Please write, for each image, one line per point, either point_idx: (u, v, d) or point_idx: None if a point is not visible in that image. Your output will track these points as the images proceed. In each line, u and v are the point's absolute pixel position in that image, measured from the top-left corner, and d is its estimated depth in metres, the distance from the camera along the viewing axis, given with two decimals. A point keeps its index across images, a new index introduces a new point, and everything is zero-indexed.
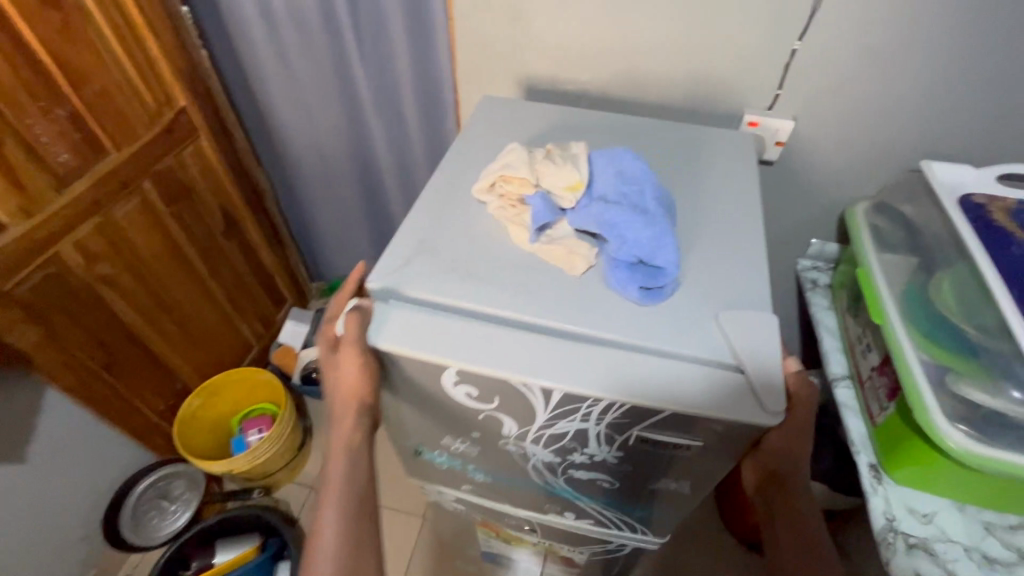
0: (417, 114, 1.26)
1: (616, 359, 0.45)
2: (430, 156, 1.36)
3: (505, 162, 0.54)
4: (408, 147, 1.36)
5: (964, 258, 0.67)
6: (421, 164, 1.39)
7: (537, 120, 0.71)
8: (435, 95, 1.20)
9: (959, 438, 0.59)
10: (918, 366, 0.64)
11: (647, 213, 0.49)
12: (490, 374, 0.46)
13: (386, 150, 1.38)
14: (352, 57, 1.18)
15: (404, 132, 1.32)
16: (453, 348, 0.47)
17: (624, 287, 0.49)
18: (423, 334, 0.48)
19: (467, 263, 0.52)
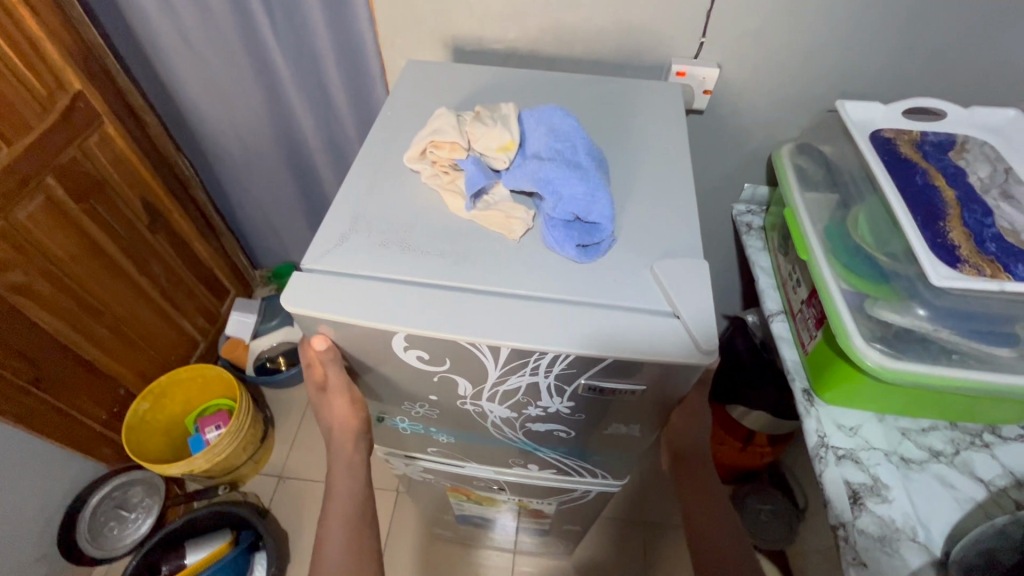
0: (343, 80, 1.20)
1: (558, 315, 0.46)
2: (363, 127, 1.30)
3: (435, 127, 0.52)
4: (337, 119, 1.30)
5: (878, 189, 0.72)
6: (354, 136, 1.34)
7: (466, 83, 0.69)
8: (360, 62, 1.15)
9: (876, 355, 0.64)
10: (839, 295, 0.69)
11: (581, 170, 0.50)
12: (437, 338, 0.46)
13: (314, 121, 1.30)
14: (266, 23, 1.10)
15: (329, 99, 1.25)
16: (396, 316, 0.46)
17: (561, 245, 0.50)
18: (365, 300, 0.47)
19: (401, 235, 0.51)
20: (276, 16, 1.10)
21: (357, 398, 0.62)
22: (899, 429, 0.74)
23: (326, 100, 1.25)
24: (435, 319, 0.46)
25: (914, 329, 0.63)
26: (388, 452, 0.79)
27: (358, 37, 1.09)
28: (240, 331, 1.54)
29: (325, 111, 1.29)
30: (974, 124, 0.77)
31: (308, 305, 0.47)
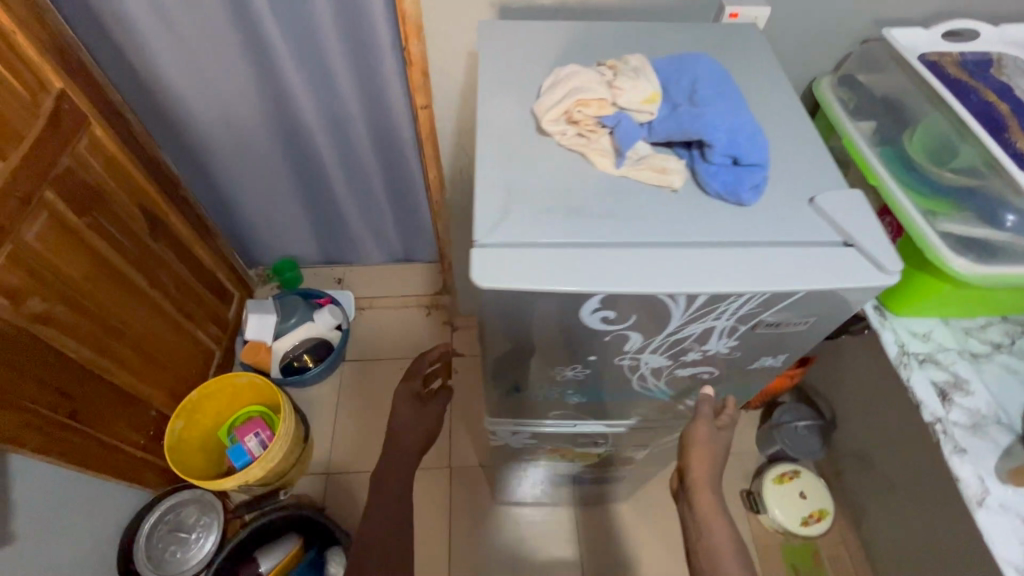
0: (349, 50, 1.12)
1: (744, 257, 0.47)
2: (370, 100, 1.23)
3: (575, 88, 0.52)
4: (342, 94, 1.22)
5: (939, 106, 0.77)
6: (359, 112, 1.27)
7: (549, 41, 0.67)
8: (368, 25, 1.07)
9: (959, 262, 0.70)
10: (914, 212, 0.75)
11: (734, 113, 0.50)
12: (635, 295, 0.46)
13: (316, 98, 1.23)
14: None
15: (333, 72, 1.17)
16: (589, 279, 0.46)
17: (724, 190, 0.50)
18: (553, 269, 0.46)
19: (561, 198, 0.50)
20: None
21: (498, 374, 0.62)
22: (964, 329, 0.81)
23: (329, 72, 1.18)
24: (630, 278, 0.46)
25: (995, 239, 0.70)
26: (497, 425, 0.80)
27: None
28: (260, 332, 1.47)
29: (328, 86, 1.21)
30: (1005, 40, 0.82)
31: (495, 277, 0.46)
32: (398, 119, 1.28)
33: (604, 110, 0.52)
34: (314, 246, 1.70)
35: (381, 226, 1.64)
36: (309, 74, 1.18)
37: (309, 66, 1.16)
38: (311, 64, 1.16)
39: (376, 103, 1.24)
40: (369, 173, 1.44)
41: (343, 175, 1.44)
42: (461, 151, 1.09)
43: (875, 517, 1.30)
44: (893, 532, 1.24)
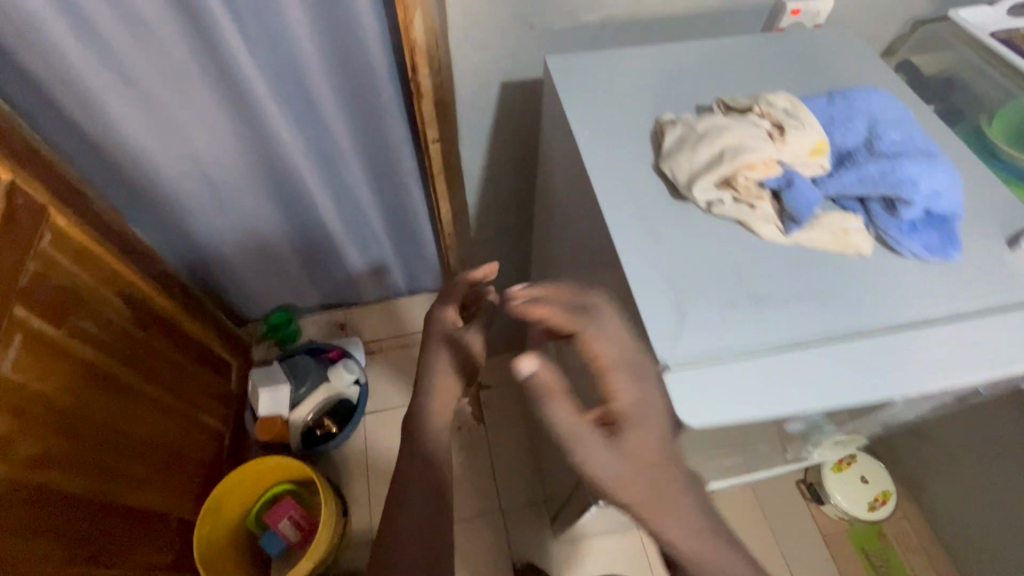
0: (340, 85, 0.99)
1: (972, 336, 0.40)
2: (367, 136, 1.10)
3: (728, 151, 0.43)
4: (336, 136, 1.08)
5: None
6: (352, 149, 1.13)
7: (639, 77, 0.57)
8: (364, 60, 0.94)
9: None
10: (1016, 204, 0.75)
11: (930, 156, 0.41)
12: (862, 403, 0.38)
13: (302, 141, 1.08)
14: (236, 37, 0.85)
15: (321, 110, 1.03)
16: (807, 394, 0.38)
17: (926, 251, 0.42)
18: (760, 385, 0.38)
19: (739, 288, 0.41)
20: (249, 25, 0.86)
21: None
22: None
23: (320, 114, 1.03)
24: (851, 382, 0.38)
25: None
26: None
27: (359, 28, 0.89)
28: (276, 406, 1.32)
29: (318, 129, 1.07)
30: None
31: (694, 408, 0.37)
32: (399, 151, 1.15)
33: (769, 172, 0.43)
34: (312, 294, 1.55)
35: (385, 264, 1.50)
36: (297, 118, 1.04)
37: (297, 111, 1.02)
38: (299, 109, 1.02)
39: (374, 141, 1.11)
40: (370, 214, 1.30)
41: (340, 219, 1.30)
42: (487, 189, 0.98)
43: (935, 490, 1.30)
44: (956, 507, 1.25)
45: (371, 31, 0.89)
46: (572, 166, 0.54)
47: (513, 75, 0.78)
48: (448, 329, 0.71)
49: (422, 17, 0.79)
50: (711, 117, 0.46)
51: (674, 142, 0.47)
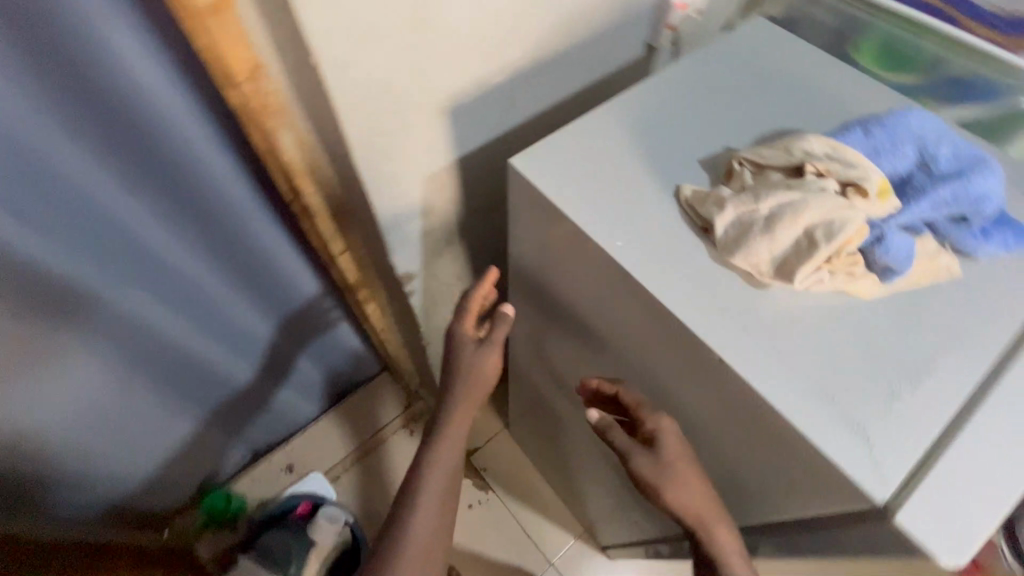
0: (196, 236, 0.77)
1: None
2: (250, 277, 0.89)
3: (814, 228, 0.38)
4: (211, 287, 0.86)
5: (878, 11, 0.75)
6: (236, 293, 0.91)
7: (629, 147, 0.49)
8: (215, 197, 0.73)
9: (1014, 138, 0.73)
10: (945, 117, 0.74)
11: (982, 161, 0.40)
12: None
13: (166, 309, 0.85)
14: (21, 230, 0.62)
15: (179, 268, 0.80)
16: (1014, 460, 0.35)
17: (1006, 248, 0.41)
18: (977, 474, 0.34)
19: (885, 371, 0.37)
20: (37, 212, 0.61)
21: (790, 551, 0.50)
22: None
23: (181, 272, 0.81)
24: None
25: None
26: None
27: (202, 170, 0.68)
28: None
29: (186, 289, 0.84)
30: None
31: (936, 539, 0.33)
32: (294, 280, 0.95)
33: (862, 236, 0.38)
34: (243, 451, 1.29)
35: (316, 385, 1.27)
36: (152, 288, 0.80)
37: (149, 281, 0.79)
38: (150, 276, 0.78)
39: (261, 275, 0.89)
40: (283, 347, 1.08)
41: (248, 368, 1.06)
42: (431, 281, 0.84)
43: None
44: None
45: (216, 161, 0.68)
46: (612, 282, 0.46)
47: (435, 163, 0.65)
48: (461, 344, 0.64)
49: (289, 132, 0.61)
50: (763, 189, 0.41)
51: (735, 229, 0.40)
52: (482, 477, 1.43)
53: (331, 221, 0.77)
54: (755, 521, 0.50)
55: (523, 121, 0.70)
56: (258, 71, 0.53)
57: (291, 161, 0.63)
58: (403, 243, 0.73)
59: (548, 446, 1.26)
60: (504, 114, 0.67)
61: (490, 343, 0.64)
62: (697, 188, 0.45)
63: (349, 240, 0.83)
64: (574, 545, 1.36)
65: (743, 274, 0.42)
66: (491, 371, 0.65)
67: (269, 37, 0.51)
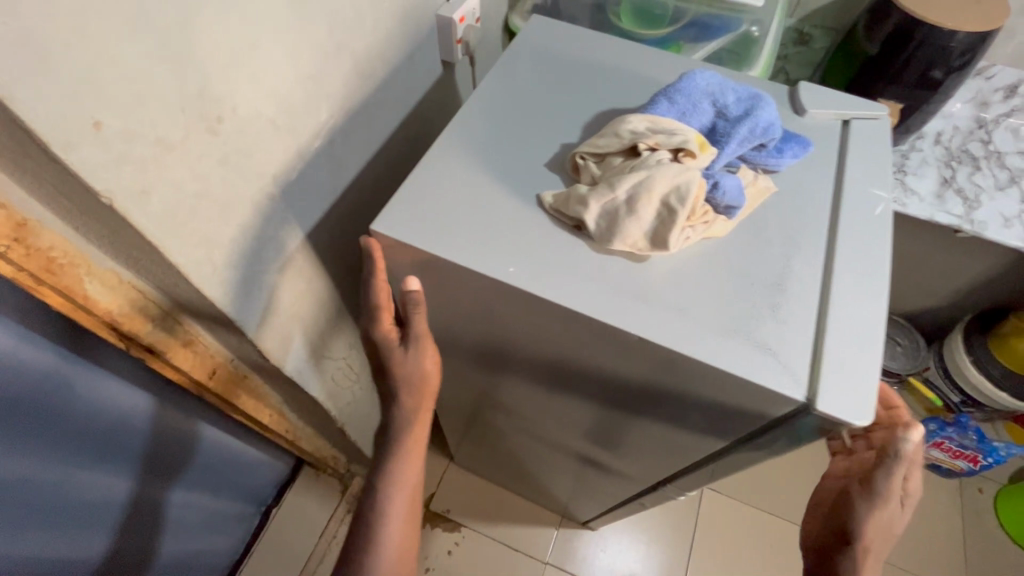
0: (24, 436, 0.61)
1: (860, 189, 0.50)
2: (109, 443, 0.74)
3: (666, 196, 0.42)
4: (65, 480, 0.69)
5: None
6: (99, 471, 0.74)
7: (480, 175, 0.50)
8: (29, 382, 0.58)
9: (759, 56, 0.86)
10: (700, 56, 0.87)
11: (756, 97, 0.48)
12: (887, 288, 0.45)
13: (22, 532, 0.67)
14: None
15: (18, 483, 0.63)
16: (871, 319, 0.43)
17: (795, 155, 0.50)
18: (854, 342, 0.41)
19: (759, 290, 0.44)
20: None
21: (735, 460, 0.57)
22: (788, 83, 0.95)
23: (19, 486, 0.63)
24: (872, 282, 0.45)
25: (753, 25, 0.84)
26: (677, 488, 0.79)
27: None
28: None
29: (36, 499, 0.66)
30: None
31: (852, 406, 0.39)
32: (164, 419, 0.81)
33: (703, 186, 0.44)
34: None
35: (227, 512, 1.13)
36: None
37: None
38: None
39: (117, 437, 0.74)
40: (176, 496, 0.93)
41: (147, 537, 0.90)
42: (326, 365, 0.78)
43: None
44: None
45: (3, 340, 0.54)
46: (520, 305, 0.46)
47: (285, 250, 0.59)
48: (388, 351, 0.57)
49: (94, 279, 0.52)
50: (614, 177, 0.44)
51: (604, 219, 0.44)
52: (448, 519, 1.38)
53: (184, 350, 0.68)
54: (716, 447, 0.56)
55: (357, 174, 0.67)
56: (25, 227, 0.44)
57: (110, 309, 0.55)
58: (280, 342, 0.66)
59: (499, 460, 1.25)
60: (334, 174, 0.63)
61: (417, 342, 0.56)
62: (556, 192, 0.48)
63: (214, 360, 0.73)
64: (559, 534, 1.38)
65: (624, 256, 0.45)
66: (430, 369, 0.59)
67: (25, 188, 0.42)
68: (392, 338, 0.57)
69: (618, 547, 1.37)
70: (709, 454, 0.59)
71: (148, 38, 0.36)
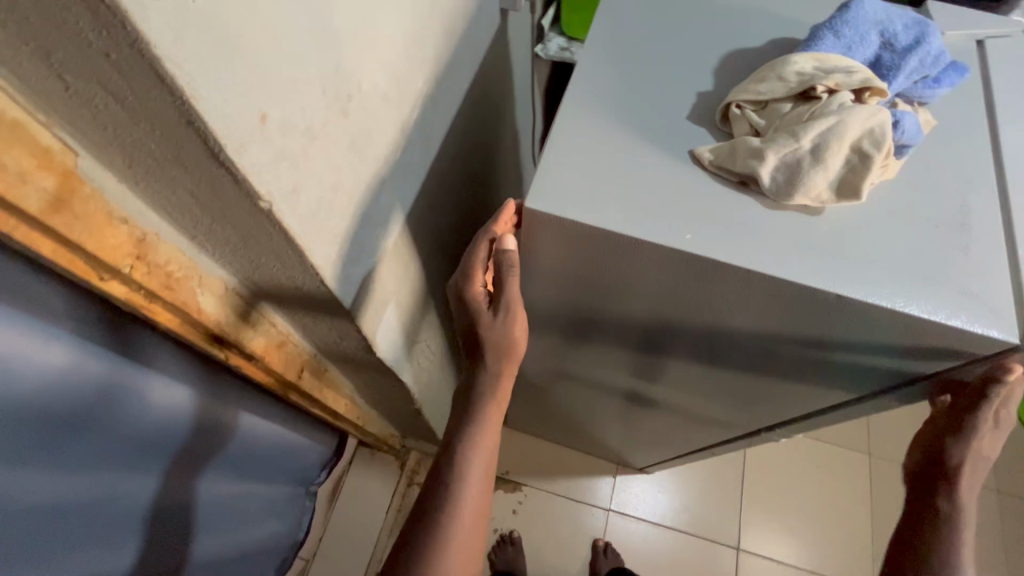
0: (93, 450, 0.59)
1: (1016, 114, 0.48)
2: (176, 447, 0.71)
3: (858, 141, 0.40)
4: (133, 488, 0.67)
5: None
6: (168, 474, 0.72)
7: (624, 134, 0.45)
8: (103, 397, 0.57)
9: None
10: None
11: (921, 23, 0.44)
12: None
13: (101, 542, 0.65)
14: None
15: (88, 496, 0.61)
16: None
17: (952, 82, 0.47)
18: None
19: (946, 233, 0.42)
20: None
21: (869, 407, 0.57)
22: None
23: (102, 502, 0.63)
24: None
25: None
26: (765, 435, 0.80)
27: (59, 374, 0.51)
28: None
29: (108, 509, 0.65)
30: None
31: None
32: (227, 415, 0.78)
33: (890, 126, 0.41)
34: None
35: (284, 498, 1.12)
36: (64, 549, 0.60)
37: (66, 537, 0.60)
38: (60, 534, 0.59)
39: (181, 441, 0.71)
40: (236, 487, 0.91)
41: (221, 529, 0.91)
42: (415, 349, 0.74)
43: None
44: None
45: (64, 356, 0.51)
46: (695, 274, 0.43)
47: (392, 237, 0.55)
48: (478, 313, 0.53)
49: (205, 290, 0.47)
50: (792, 126, 0.41)
51: (783, 172, 0.40)
52: (507, 480, 1.41)
53: (278, 353, 0.63)
54: (852, 395, 0.55)
55: (441, 145, 0.62)
56: (145, 243, 0.39)
57: (222, 321, 0.50)
58: (386, 334, 0.62)
59: (559, 420, 1.26)
60: (426, 147, 0.57)
61: (508, 308, 0.52)
62: (713, 147, 0.44)
63: (302, 358, 0.69)
64: (617, 480, 1.43)
65: (800, 210, 0.42)
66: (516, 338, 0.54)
67: (145, 200, 0.37)
68: (484, 300, 0.53)
69: (673, 486, 1.43)
70: (839, 400, 0.58)
71: (305, 8, 0.30)
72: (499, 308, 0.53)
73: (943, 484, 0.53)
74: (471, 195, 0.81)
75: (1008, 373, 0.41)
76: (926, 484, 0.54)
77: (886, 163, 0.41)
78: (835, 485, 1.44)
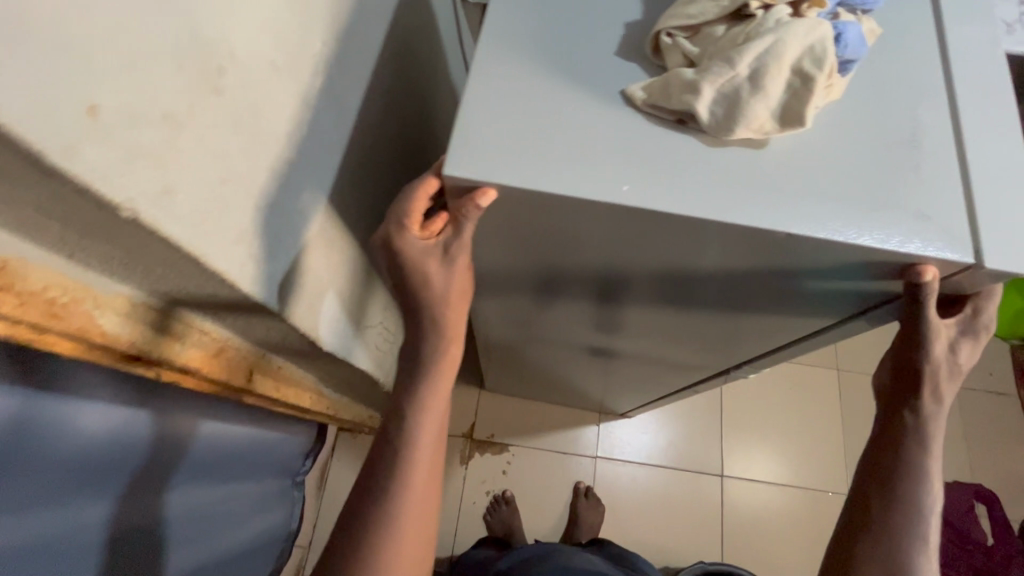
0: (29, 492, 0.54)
1: (966, 14, 0.45)
2: (129, 471, 0.66)
3: (798, 61, 0.36)
4: (91, 522, 0.63)
5: None
6: (128, 501, 0.67)
7: (550, 80, 0.41)
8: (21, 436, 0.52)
9: None
10: None
11: None
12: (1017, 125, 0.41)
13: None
14: None
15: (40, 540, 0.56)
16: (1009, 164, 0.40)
17: None
18: (1002, 191, 0.39)
19: (896, 153, 0.39)
20: None
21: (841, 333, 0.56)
22: None
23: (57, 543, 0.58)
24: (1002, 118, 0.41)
25: None
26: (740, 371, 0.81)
27: None
28: None
29: (66, 548, 0.60)
30: None
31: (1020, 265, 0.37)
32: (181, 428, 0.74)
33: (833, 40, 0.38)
34: None
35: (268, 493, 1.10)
36: None
37: None
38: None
39: (134, 464, 0.67)
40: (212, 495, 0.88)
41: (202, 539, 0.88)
42: (367, 334, 0.71)
43: None
44: None
45: None
46: (633, 224, 0.39)
47: (315, 223, 0.50)
48: (421, 263, 0.45)
49: (106, 311, 0.42)
50: (726, 51, 0.37)
51: (722, 103, 0.37)
52: (494, 443, 1.42)
53: (217, 360, 0.59)
54: (831, 321, 0.54)
55: (360, 114, 0.56)
56: (7, 270, 0.34)
57: (133, 340, 0.45)
58: (329, 326, 0.58)
59: (537, 379, 1.26)
60: (341, 119, 0.52)
61: (460, 249, 0.44)
62: (645, 84, 0.40)
63: (247, 361, 0.65)
64: (601, 428, 1.45)
65: (742, 143, 0.38)
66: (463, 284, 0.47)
67: None
68: (427, 244, 0.45)
69: (657, 425, 1.46)
70: (817, 329, 0.57)
71: None
72: (448, 251, 0.45)
73: (907, 407, 0.48)
74: (408, 162, 0.75)
75: (920, 277, 0.38)
76: (890, 407, 0.49)
77: (829, 86, 0.38)
78: (809, 403, 1.49)
